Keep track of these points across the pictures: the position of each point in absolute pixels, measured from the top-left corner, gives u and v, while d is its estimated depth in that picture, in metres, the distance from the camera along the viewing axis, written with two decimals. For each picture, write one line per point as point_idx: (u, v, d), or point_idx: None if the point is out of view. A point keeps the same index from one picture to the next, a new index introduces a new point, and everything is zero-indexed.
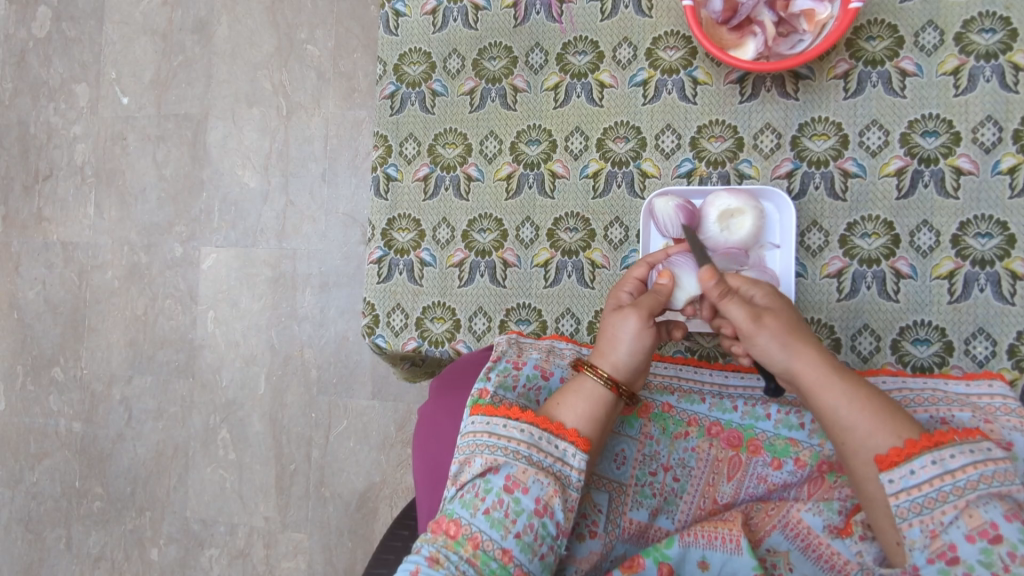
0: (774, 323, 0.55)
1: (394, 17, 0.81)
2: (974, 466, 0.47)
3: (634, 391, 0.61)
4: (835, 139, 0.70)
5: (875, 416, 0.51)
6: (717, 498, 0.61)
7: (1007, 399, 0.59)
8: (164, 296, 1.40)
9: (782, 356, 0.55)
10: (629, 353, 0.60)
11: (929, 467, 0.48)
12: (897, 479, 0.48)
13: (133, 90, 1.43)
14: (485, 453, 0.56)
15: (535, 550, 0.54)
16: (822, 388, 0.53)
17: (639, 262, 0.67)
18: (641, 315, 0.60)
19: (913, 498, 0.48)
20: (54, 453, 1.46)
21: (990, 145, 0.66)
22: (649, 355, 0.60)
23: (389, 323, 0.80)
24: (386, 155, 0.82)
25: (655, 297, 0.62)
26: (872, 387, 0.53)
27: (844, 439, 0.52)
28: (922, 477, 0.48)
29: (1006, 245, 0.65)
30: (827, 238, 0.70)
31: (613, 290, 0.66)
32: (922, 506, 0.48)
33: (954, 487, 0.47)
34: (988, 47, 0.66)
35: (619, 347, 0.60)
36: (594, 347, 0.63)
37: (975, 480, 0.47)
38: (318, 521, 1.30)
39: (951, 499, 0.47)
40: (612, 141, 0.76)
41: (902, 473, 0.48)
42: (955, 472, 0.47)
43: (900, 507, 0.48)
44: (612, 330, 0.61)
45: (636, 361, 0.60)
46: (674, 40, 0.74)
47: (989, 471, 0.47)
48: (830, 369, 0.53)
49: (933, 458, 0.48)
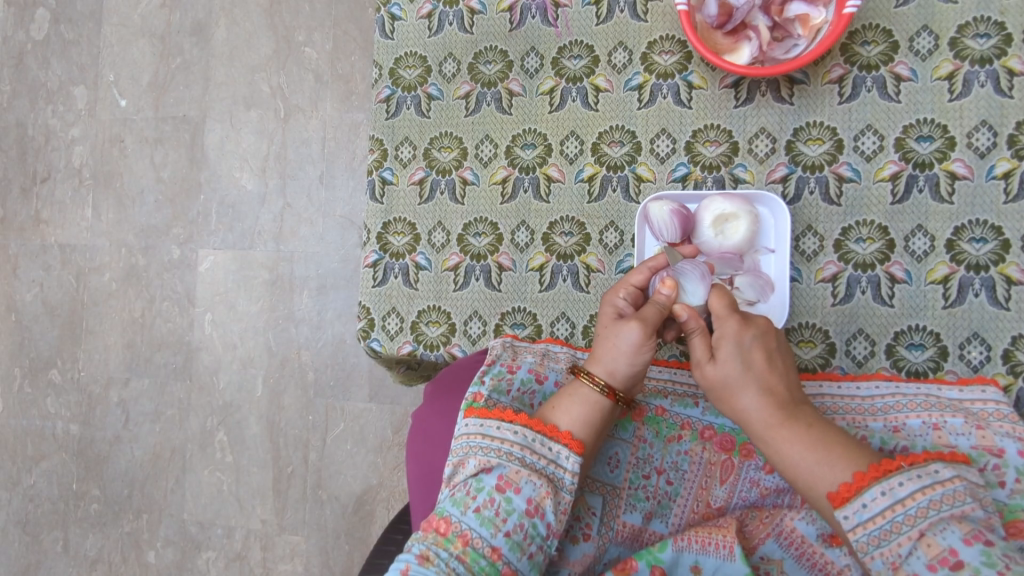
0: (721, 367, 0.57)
1: (390, 21, 0.81)
2: (923, 492, 0.46)
3: (631, 397, 0.61)
4: (829, 144, 0.70)
5: (823, 458, 0.51)
6: (710, 502, 0.61)
7: (1000, 405, 0.59)
8: (161, 298, 1.40)
9: (729, 402, 0.56)
10: (628, 364, 0.59)
11: (879, 499, 0.47)
12: (851, 515, 0.48)
13: (131, 92, 1.43)
14: (478, 455, 0.56)
15: (525, 549, 0.54)
16: (769, 438, 0.54)
17: (640, 268, 0.65)
18: (646, 328, 0.59)
19: (869, 531, 0.47)
20: (52, 455, 1.46)
21: (985, 150, 0.66)
22: (647, 366, 0.60)
23: (384, 327, 0.80)
24: (382, 159, 0.82)
25: (659, 308, 0.61)
26: (824, 426, 0.53)
27: (797, 480, 0.52)
28: (874, 510, 0.47)
29: (1001, 249, 0.65)
30: (822, 242, 0.70)
31: (608, 294, 0.65)
32: (880, 539, 0.47)
33: (906, 517, 0.46)
34: (982, 52, 0.66)
35: (619, 358, 0.60)
36: (591, 352, 0.63)
37: (924, 507, 0.46)
38: (315, 524, 1.30)
39: (905, 530, 0.46)
40: (607, 145, 0.76)
41: (855, 508, 0.48)
42: (905, 500, 0.46)
43: (860, 542, 0.48)
44: (613, 339, 0.60)
45: (632, 372, 0.60)
46: (669, 44, 0.74)
47: (938, 495, 0.46)
48: (774, 412, 0.54)
49: (882, 489, 0.47)
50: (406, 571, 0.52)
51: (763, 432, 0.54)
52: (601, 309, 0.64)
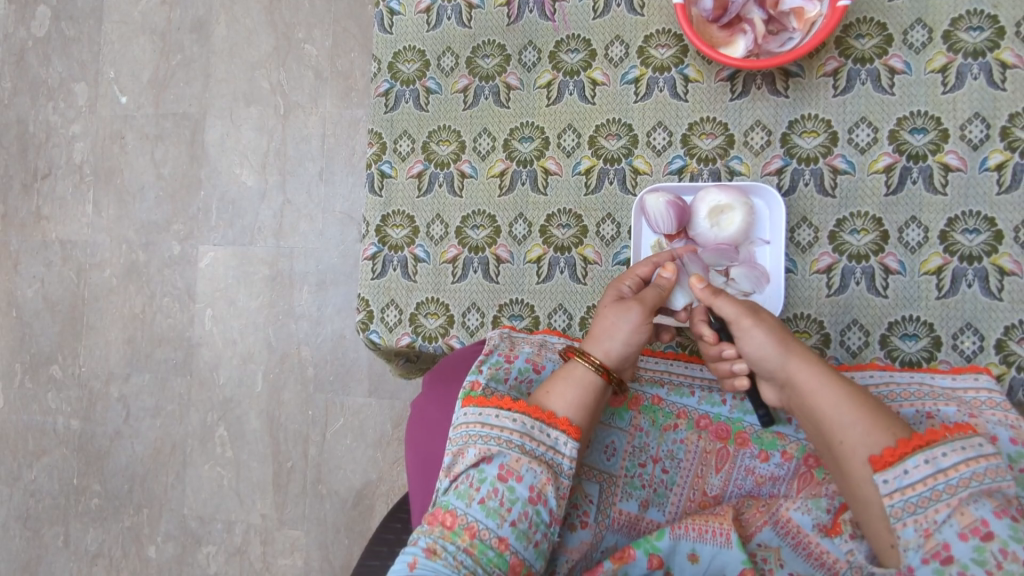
0: (766, 327, 0.59)
1: (389, 15, 0.82)
2: (966, 463, 0.47)
3: (621, 381, 0.63)
4: (824, 136, 0.71)
5: (872, 419, 0.51)
6: (707, 490, 0.62)
7: (993, 393, 0.59)
8: (162, 294, 1.41)
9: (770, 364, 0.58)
10: (623, 344, 0.62)
11: (922, 467, 0.47)
12: (892, 480, 0.48)
13: (131, 89, 1.44)
14: (478, 443, 0.57)
15: (530, 537, 0.55)
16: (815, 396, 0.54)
17: (644, 260, 0.68)
18: (645, 311, 0.62)
19: (907, 498, 0.48)
20: (53, 450, 1.46)
21: (978, 142, 0.66)
22: (639, 350, 0.63)
23: (383, 319, 0.80)
24: (381, 152, 0.82)
25: (658, 291, 0.64)
26: (870, 398, 0.54)
27: (837, 442, 0.53)
28: (916, 477, 0.48)
29: (993, 240, 0.66)
30: (817, 234, 0.71)
31: (613, 282, 0.67)
32: (916, 506, 0.47)
33: (946, 486, 0.47)
34: (975, 45, 0.66)
35: (615, 337, 0.62)
36: (586, 336, 0.64)
37: (966, 478, 0.46)
38: (315, 518, 1.31)
39: (944, 497, 0.47)
40: (604, 138, 0.77)
41: (896, 473, 0.48)
42: (947, 470, 0.47)
43: (895, 507, 0.48)
44: (611, 320, 0.62)
45: (625, 354, 0.62)
46: (666, 38, 0.75)
47: (980, 468, 0.47)
48: (820, 375, 0.55)
49: (926, 457, 0.48)
50: (414, 564, 0.53)
51: (810, 390, 0.55)
52: (604, 294, 0.66)
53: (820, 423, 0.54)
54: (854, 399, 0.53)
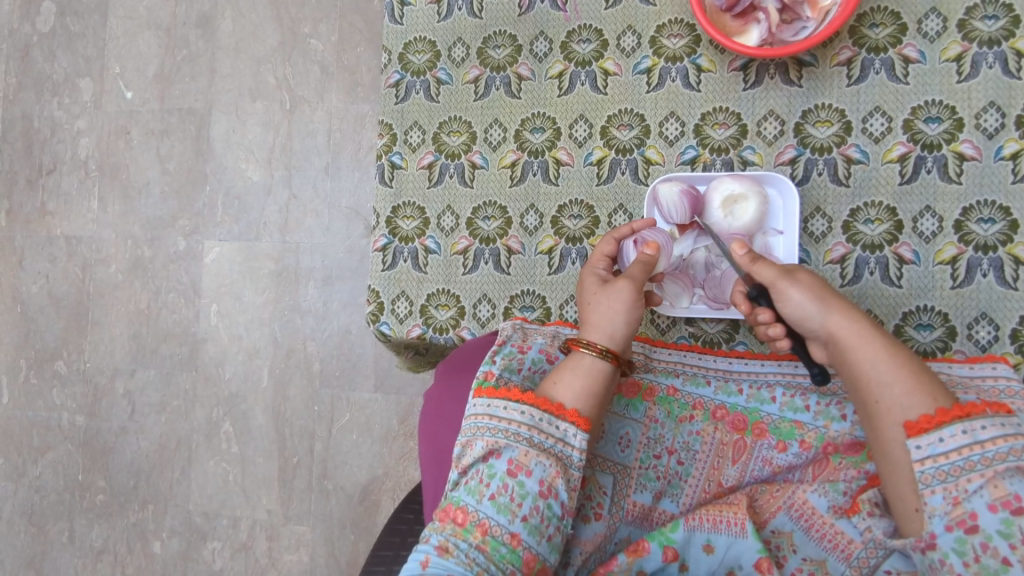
0: (804, 287, 0.58)
1: (399, 6, 0.81)
2: (1005, 438, 0.47)
3: (629, 360, 0.64)
4: (838, 126, 0.70)
5: (913, 381, 0.51)
6: (721, 481, 0.62)
7: (1011, 381, 0.58)
8: (167, 289, 1.41)
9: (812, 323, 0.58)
10: (625, 323, 0.62)
11: (959, 436, 0.47)
12: (925, 446, 0.48)
13: (137, 85, 1.43)
14: (487, 436, 0.57)
15: (543, 532, 0.54)
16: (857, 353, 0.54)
17: (607, 239, 0.70)
18: (635, 286, 0.63)
19: (939, 465, 0.48)
20: (57, 446, 1.46)
21: (993, 131, 0.66)
22: (639, 324, 0.64)
23: (393, 310, 0.80)
24: (391, 143, 0.82)
25: (642, 266, 0.65)
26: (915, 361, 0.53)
27: (872, 403, 0.53)
28: (950, 446, 0.48)
29: (1009, 230, 0.66)
30: (830, 224, 0.71)
31: (586, 268, 0.69)
32: (947, 474, 0.48)
33: (982, 458, 0.47)
34: (990, 33, 0.66)
35: (616, 319, 0.62)
36: (583, 325, 0.64)
37: (1004, 452, 0.46)
38: (320, 514, 1.31)
39: (978, 468, 0.47)
40: (616, 129, 0.77)
41: (930, 440, 0.48)
42: (985, 443, 0.47)
43: (924, 474, 0.48)
44: (605, 303, 0.63)
45: (629, 331, 0.63)
46: (678, 28, 0.74)
47: (1020, 444, 0.46)
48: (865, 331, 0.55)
49: (964, 427, 0.48)
50: (426, 562, 0.53)
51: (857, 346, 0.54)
52: (584, 283, 0.67)
53: (857, 383, 0.54)
54: (894, 361, 0.52)
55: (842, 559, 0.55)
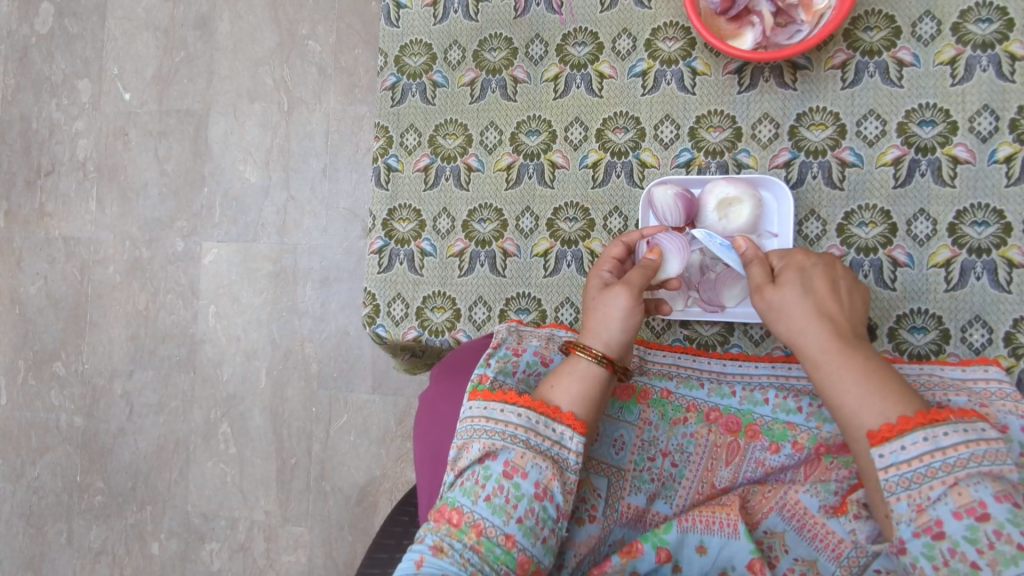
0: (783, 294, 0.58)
1: (395, 9, 0.82)
2: (966, 444, 0.46)
3: (627, 366, 0.63)
4: (833, 129, 0.70)
5: (874, 392, 0.51)
6: (715, 483, 0.62)
7: (1003, 384, 0.58)
8: (166, 290, 1.41)
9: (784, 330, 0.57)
10: (621, 330, 0.62)
11: (920, 443, 0.47)
12: (887, 454, 0.48)
13: (135, 86, 1.43)
14: (483, 438, 0.57)
15: (537, 534, 0.54)
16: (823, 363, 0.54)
17: (616, 242, 0.69)
18: (632, 293, 0.62)
19: (902, 473, 0.47)
20: (56, 447, 1.46)
21: (987, 135, 0.66)
22: (638, 331, 0.63)
23: (389, 313, 0.80)
24: (387, 145, 0.82)
25: (644, 272, 0.64)
26: (883, 368, 0.52)
27: (839, 412, 0.53)
28: (912, 453, 0.47)
29: (1002, 233, 0.66)
30: (825, 227, 0.71)
31: (593, 269, 0.68)
32: (910, 481, 0.47)
33: (943, 464, 0.46)
34: (984, 37, 0.66)
35: (612, 325, 0.62)
36: (583, 328, 0.64)
37: (965, 458, 0.46)
38: (319, 515, 1.31)
39: (940, 475, 0.46)
40: (611, 132, 0.77)
41: (892, 447, 0.48)
42: (946, 449, 0.47)
43: (889, 481, 0.48)
44: (603, 308, 0.63)
45: (626, 338, 0.62)
46: (673, 31, 0.75)
47: (980, 450, 0.46)
48: (830, 338, 0.54)
49: (925, 434, 0.47)
50: (421, 562, 0.53)
51: (820, 354, 0.54)
52: (588, 283, 0.67)
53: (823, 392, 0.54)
54: (857, 372, 0.52)
55: (833, 559, 0.55)
